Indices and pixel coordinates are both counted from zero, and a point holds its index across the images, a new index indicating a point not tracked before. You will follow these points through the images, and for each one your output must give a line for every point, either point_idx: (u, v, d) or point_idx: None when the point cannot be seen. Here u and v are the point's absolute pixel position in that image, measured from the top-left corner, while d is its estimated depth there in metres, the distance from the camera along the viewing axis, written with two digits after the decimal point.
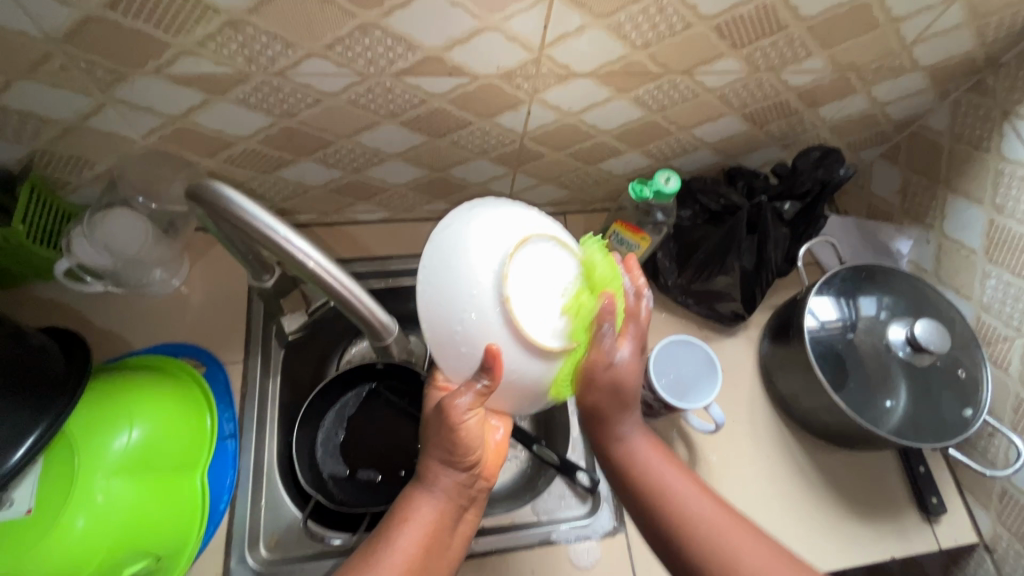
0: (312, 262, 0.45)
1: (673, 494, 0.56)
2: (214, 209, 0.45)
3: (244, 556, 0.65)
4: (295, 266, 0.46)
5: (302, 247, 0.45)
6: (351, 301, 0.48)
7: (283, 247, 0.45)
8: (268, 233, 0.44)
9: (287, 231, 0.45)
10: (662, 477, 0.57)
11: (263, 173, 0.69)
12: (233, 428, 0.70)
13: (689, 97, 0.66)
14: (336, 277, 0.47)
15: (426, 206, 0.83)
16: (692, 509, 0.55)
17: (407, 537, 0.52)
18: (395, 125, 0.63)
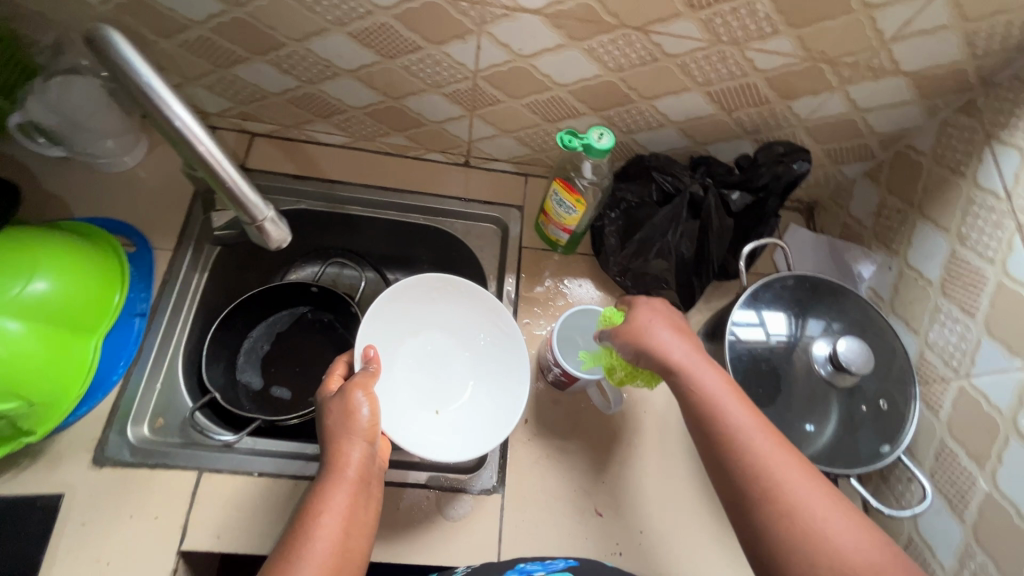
0: (202, 147, 0.50)
1: (728, 412, 0.51)
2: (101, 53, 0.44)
3: (125, 429, 0.67)
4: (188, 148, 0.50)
5: (189, 123, 0.48)
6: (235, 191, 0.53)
7: (164, 112, 0.46)
8: (152, 93, 0.45)
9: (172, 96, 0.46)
10: (728, 414, 0.51)
11: (220, 67, 0.70)
12: (145, 309, 0.72)
13: (647, 60, 0.63)
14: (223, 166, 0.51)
15: (385, 138, 0.83)
16: (732, 417, 0.51)
17: (326, 529, 0.51)
18: (344, 36, 0.63)
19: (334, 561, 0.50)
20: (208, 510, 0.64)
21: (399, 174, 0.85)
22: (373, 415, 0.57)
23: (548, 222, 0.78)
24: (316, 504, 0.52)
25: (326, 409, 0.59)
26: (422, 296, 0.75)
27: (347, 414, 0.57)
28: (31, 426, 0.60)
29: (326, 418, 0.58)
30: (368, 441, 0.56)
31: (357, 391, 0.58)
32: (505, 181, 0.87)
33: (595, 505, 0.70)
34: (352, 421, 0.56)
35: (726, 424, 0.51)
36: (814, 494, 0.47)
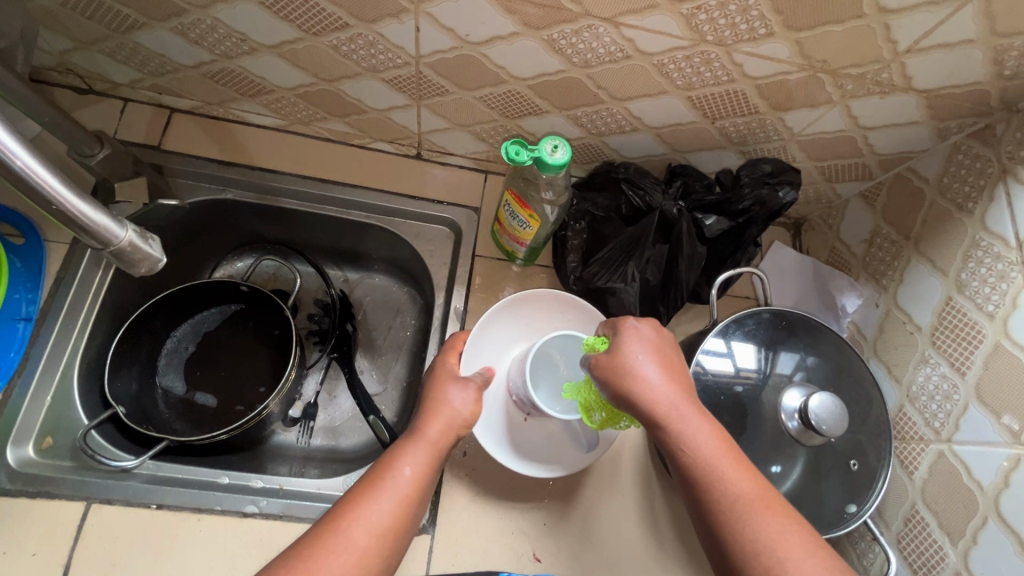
0: None
1: (708, 456, 0.44)
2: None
3: (4, 450, 0.59)
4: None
5: None
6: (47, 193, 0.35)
7: None
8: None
9: None
10: (720, 475, 0.43)
11: (116, 32, 0.59)
12: (31, 312, 0.62)
13: (619, 57, 0.53)
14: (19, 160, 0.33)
15: (324, 123, 0.72)
16: (706, 455, 0.44)
17: (401, 485, 0.45)
18: (254, 5, 0.52)
19: (401, 522, 0.44)
20: (93, 549, 0.57)
21: (340, 164, 0.75)
22: (472, 410, 0.53)
23: (503, 232, 0.68)
24: (394, 457, 0.47)
25: (435, 379, 0.56)
26: (512, 318, 0.68)
27: (446, 390, 0.53)
28: None
29: (431, 388, 0.54)
30: (460, 428, 0.52)
31: (468, 384, 0.55)
32: (461, 179, 0.77)
33: (534, 548, 0.64)
34: (447, 397, 0.53)
35: (706, 468, 0.43)
36: (804, 552, 0.40)
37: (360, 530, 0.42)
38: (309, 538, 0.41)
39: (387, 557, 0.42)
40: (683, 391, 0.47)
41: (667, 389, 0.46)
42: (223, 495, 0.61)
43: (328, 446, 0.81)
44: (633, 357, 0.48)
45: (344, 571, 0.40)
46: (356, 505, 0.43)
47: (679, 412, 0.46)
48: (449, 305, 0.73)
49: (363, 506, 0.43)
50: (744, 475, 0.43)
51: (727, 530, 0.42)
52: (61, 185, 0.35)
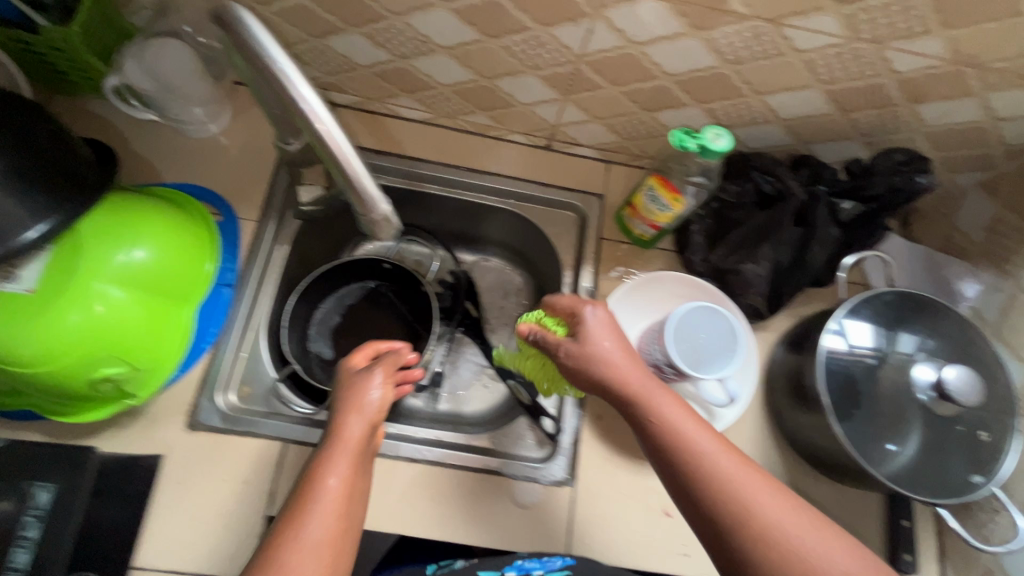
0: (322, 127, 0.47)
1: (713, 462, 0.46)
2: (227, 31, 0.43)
3: (213, 395, 0.69)
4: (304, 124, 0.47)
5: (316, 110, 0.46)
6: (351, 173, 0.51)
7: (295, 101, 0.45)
8: (277, 68, 0.44)
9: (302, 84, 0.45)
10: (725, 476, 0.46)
11: (313, 37, 0.68)
12: (232, 279, 0.73)
13: (772, 54, 0.58)
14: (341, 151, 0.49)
15: (469, 116, 0.80)
16: (713, 454, 0.47)
17: (331, 490, 0.49)
18: (448, 12, 0.60)
19: (339, 537, 0.47)
20: (293, 483, 0.67)
21: (478, 154, 0.83)
22: (382, 399, 0.58)
23: (634, 216, 0.75)
24: (321, 469, 0.51)
25: (341, 386, 0.60)
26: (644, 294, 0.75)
27: (361, 389, 0.59)
28: (134, 389, 0.63)
29: (340, 393, 0.59)
30: (372, 422, 0.57)
31: (378, 376, 0.60)
32: (587, 168, 0.84)
33: (665, 505, 0.70)
34: (360, 396, 0.58)
35: (677, 444, 0.47)
36: (803, 525, 0.44)
37: (294, 547, 0.45)
38: (277, 538, 0.46)
39: (344, 539, 0.48)
40: (665, 390, 0.51)
41: (660, 395, 0.50)
42: (393, 443, 0.70)
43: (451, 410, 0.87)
44: (596, 351, 0.52)
45: (307, 560, 0.45)
46: (307, 499, 0.48)
47: (656, 397, 0.50)
48: (578, 283, 0.80)
49: (294, 530, 0.46)
50: (726, 454, 0.47)
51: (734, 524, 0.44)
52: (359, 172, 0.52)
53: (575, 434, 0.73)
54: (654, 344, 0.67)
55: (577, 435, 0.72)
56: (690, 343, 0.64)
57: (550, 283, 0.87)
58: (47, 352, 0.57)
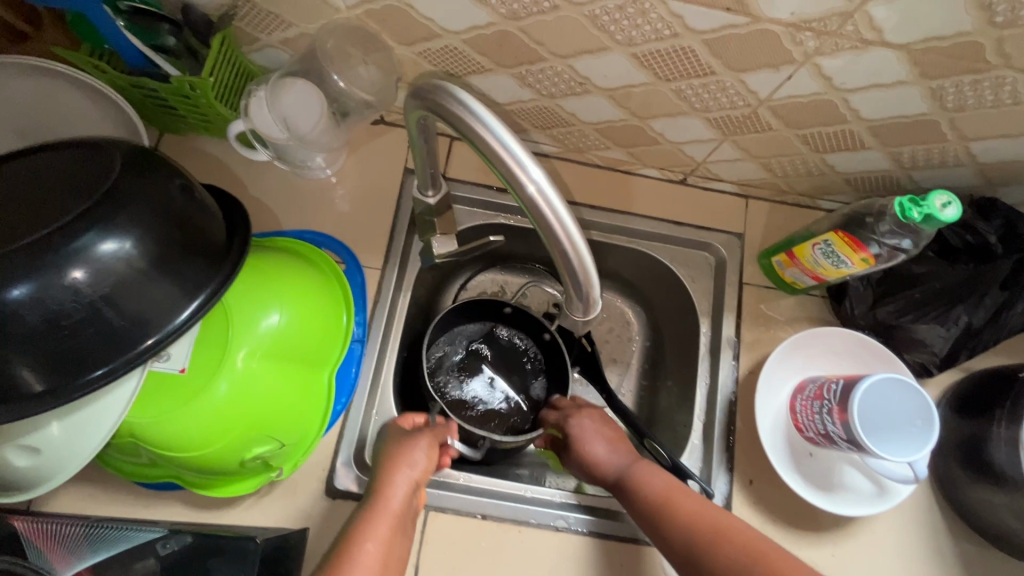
0: (534, 186, 0.39)
1: (740, 546, 0.53)
2: (439, 113, 0.40)
3: (349, 461, 0.66)
4: (513, 190, 0.40)
5: (529, 169, 0.39)
6: (561, 241, 0.41)
7: (509, 165, 0.39)
8: (494, 144, 0.38)
9: (518, 147, 0.39)
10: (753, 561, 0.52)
11: (452, 76, 0.62)
12: (362, 333, 0.69)
13: (1006, 103, 0.50)
14: (553, 209, 0.40)
15: (601, 151, 0.74)
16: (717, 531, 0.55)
17: (366, 559, 0.51)
18: (624, 56, 0.53)
19: None
20: (438, 555, 0.64)
21: (607, 189, 0.76)
22: (429, 459, 0.61)
23: (790, 265, 0.69)
24: (362, 529, 0.53)
25: (391, 445, 0.62)
26: (801, 353, 0.70)
27: (403, 450, 0.61)
28: (279, 462, 0.60)
29: (390, 447, 0.61)
30: (416, 484, 0.59)
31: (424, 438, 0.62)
32: (724, 204, 0.77)
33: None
34: (406, 456, 0.60)
35: (705, 533, 0.55)
36: None
37: None
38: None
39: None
40: (660, 482, 0.61)
41: (683, 499, 0.58)
42: (534, 509, 0.67)
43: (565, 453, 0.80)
44: (602, 458, 0.66)
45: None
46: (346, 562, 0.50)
47: (676, 495, 0.59)
48: (719, 333, 0.74)
49: None
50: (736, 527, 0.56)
51: None
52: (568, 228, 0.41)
53: (726, 500, 0.67)
54: (829, 417, 0.61)
55: (728, 501, 0.67)
56: (869, 419, 0.59)
57: (677, 325, 0.81)
58: (203, 429, 0.54)
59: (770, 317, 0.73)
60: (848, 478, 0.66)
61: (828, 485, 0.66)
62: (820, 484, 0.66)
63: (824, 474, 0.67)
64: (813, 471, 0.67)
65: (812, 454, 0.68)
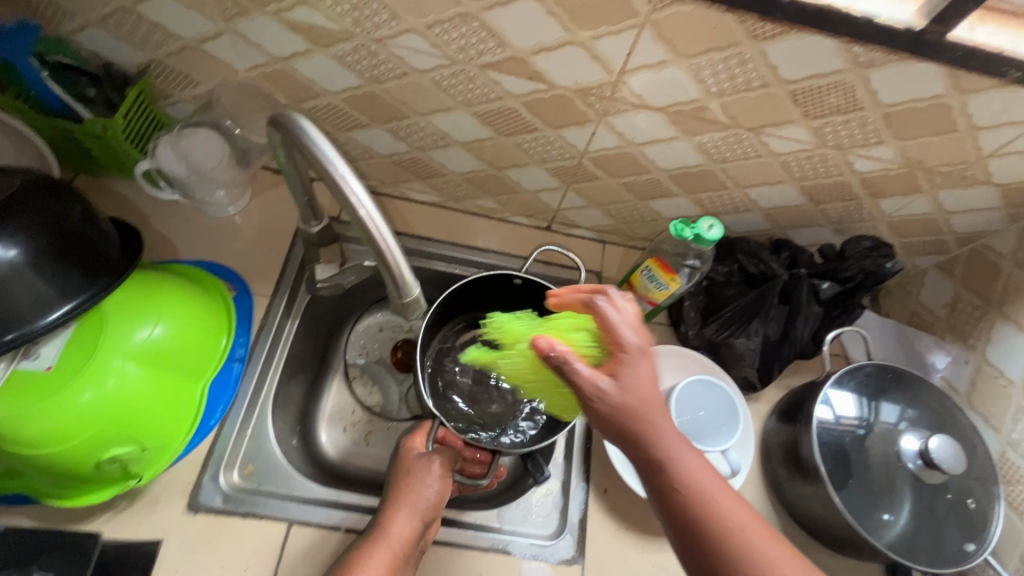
0: (364, 209, 0.45)
1: (687, 474, 0.44)
2: (286, 132, 0.46)
3: (217, 475, 0.68)
4: (348, 212, 0.46)
5: (358, 192, 0.45)
6: (387, 257, 0.48)
7: (339, 186, 0.44)
8: (330, 171, 0.45)
9: (348, 172, 0.45)
10: (699, 486, 0.44)
11: (338, 130, 0.74)
12: (243, 353, 0.74)
13: (752, 156, 0.67)
14: (380, 230, 0.46)
15: (476, 200, 0.86)
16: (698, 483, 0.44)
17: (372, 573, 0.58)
18: (468, 114, 0.67)
19: None
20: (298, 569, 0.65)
21: (484, 233, 0.88)
22: (440, 492, 0.66)
23: (633, 293, 0.80)
24: (363, 558, 0.59)
25: (399, 477, 0.68)
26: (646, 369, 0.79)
27: (418, 484, 0.66)
28: (139, 469, 0.62)
29: (398, 481, 0.67)
30: (423, 517, 0.64)
31: (436, 465, 0.68)
32: (584, 246, 0.90)
33: None
34: (421, 489, 0.66)
35: (648, 438, 0.45)
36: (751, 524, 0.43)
37: None
38: None
39: None
40: (656, 404, 0.46)
41: (654, 412, 0.45)
42: None
43: None
44: (614, 394, 0.45)
45: None
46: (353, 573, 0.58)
47: (644, 401, 0.45)
48: None
49: None
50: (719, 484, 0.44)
51: (697, 525, 0.43)
52: (394, 247, 0.48)
53: (582, 511, 0.72)
54: None
55: (585, 511, 0.72)
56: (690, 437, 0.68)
57: None
58: (57, 432, 0.56)
59: None
60: None
61: None
62: None
63: None
64: None
65: None
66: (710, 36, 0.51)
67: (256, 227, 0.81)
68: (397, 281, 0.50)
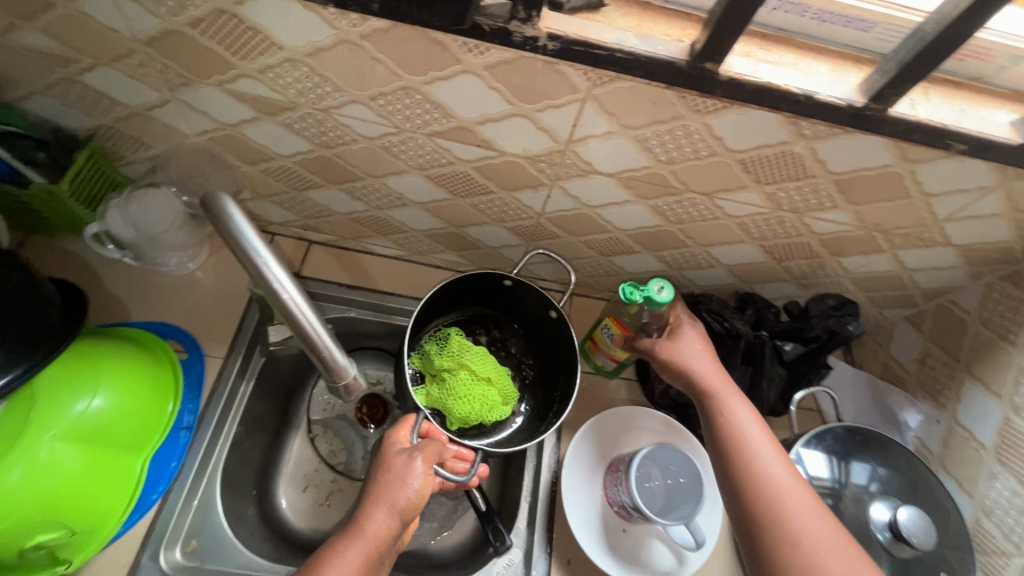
0: (287, 293, 0.44)
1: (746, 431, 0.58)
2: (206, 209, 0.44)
3: (157, 553, 0.65)
4: (271, 295, 0.45)
5: (280, 277, 0.43)
6: (313, 340, 0.47)
7: (262, 271, 0.43)
8: (253, 256, 0.43)
9: (271, 256, 0.43)
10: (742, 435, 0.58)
11: (294, 189, 0.73)
12: (191, 421, 0.72)
13: (709, 218, 0.66)
14: (303, 314, 0.45)
15: (439, 254, 0.85)
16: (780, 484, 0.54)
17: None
18: (421, 177, 0.66)
19: None
20: None
21: None
22: (422, 489, 0.57)
23: (596, 349, 0.78)
24: (331, 558, 0.52)
25: (382, 468, 0.59)
26: (609, 431, 0.77)
27: (399, 479, 0.57)
28: (67, 554, 0.59)
29: (377, 474, 0.58)
30: (402, 515, 0.56)
31: (418, 459, 0.58)
32: (551, 299, 0.88)
33: None
34: (400, 487, 0.56)
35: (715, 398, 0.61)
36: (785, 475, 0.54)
37: None
38: None
39: None
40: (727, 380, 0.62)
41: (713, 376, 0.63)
42: None
43: (416, 550, 0.78)
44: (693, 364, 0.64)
45: None
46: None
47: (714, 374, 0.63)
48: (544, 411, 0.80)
49: None
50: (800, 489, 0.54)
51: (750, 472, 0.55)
52: (320, 327, 0.47)
53: None
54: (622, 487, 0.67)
55: None
56: (664, 498, 0.67)
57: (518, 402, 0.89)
58: None
59: (588, 398, 0.81)
60: (654, 553, 0.70)
61: (636, 562, 0.69)
62: (628, 558, 0.69)
63: (633, 551, 0.70)
64: (625, 545, 0.70)
65: (627, 529, 0.71)
66: (653, 109, 0.51)
67: (212, 285, 0.80)
68: (328, 362, 0.48)
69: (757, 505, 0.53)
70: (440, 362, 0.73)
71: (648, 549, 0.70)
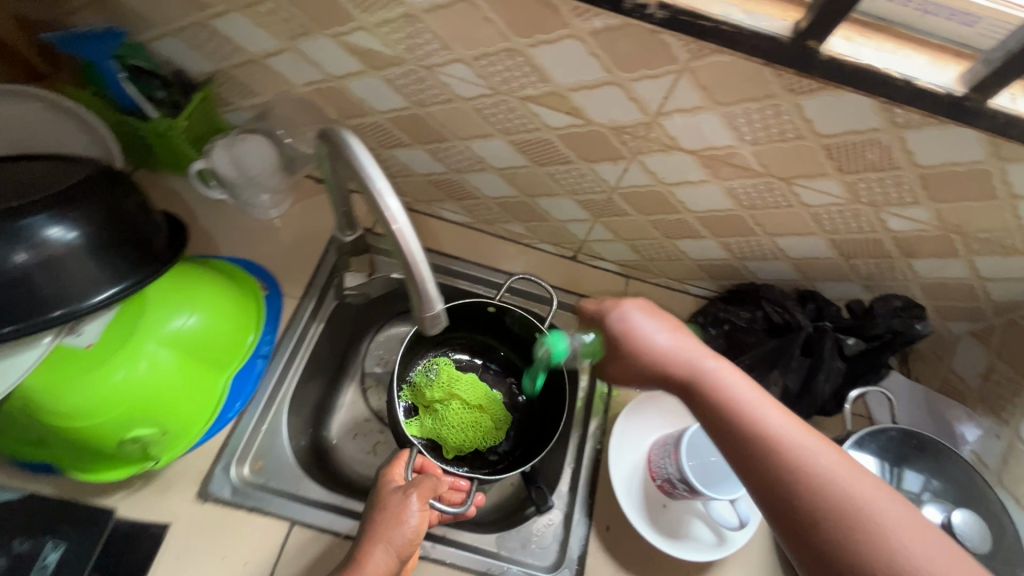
0: (396, 223, 0.48)
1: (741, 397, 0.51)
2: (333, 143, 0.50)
3: (229, 467, 0.70)
4: (381, 223, 0.48)
5: (392, 207, 0.47)
6: (414, 271, 0.50)
7: (376, 199, 0.47)
8: (369, 183, 0.47)
9: (386, 185, 0.48)
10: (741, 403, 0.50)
11: (381, 146, 0.78)
12: (267, 351, 0.77)
13: (783, 205, 0.67)
14: (408, 243, 0.48)
15: (505, 224, 0.89)
16: (781, 429, 0.47)
17: None
18: (504, 142, 0.70)
19: None
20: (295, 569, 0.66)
21: (510, 257, 0.90)
22: (416, 528, 0.60)
23: None
24: None
25: (378, 507, 0.62)
26: (653, 408, 0.79)
27: (395, 518, 0.60)
28: (157, 452, 0.65)
29: (374, 510, 0.62)
30: (399, 553, 0.58)
31: (413, 498, 0.61)
32: (608, 279, 0.90)
33: None
34: (398, 527, 0.59)
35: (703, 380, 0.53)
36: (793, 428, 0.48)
37: None
38: None
39: None
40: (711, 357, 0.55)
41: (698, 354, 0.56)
42: None
43: None
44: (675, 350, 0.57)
45: None
46: None
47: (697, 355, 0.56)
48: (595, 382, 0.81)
49: None
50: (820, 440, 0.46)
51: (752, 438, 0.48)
52: (421, 261, 0.50)
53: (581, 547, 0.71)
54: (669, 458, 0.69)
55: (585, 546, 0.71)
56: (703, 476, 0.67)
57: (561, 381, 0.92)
58: (92, 406, 0.59)
59: None
60: (694, 528, 0.72)
61: (676, 534, 0.71)
62: (670, 529, 0.71)
63: (673, 525, 0.72)
64: (665, 517, 0.72)
65: (668, 503, 0.73)
66: (747, 86, 0.53)
67: (293, 231, 0.85)
68: (422, 295, 0.52)
69: (774, 465, 0.45)
70: (431, 394, 0.78)
71: (688, 524, 0.72)
